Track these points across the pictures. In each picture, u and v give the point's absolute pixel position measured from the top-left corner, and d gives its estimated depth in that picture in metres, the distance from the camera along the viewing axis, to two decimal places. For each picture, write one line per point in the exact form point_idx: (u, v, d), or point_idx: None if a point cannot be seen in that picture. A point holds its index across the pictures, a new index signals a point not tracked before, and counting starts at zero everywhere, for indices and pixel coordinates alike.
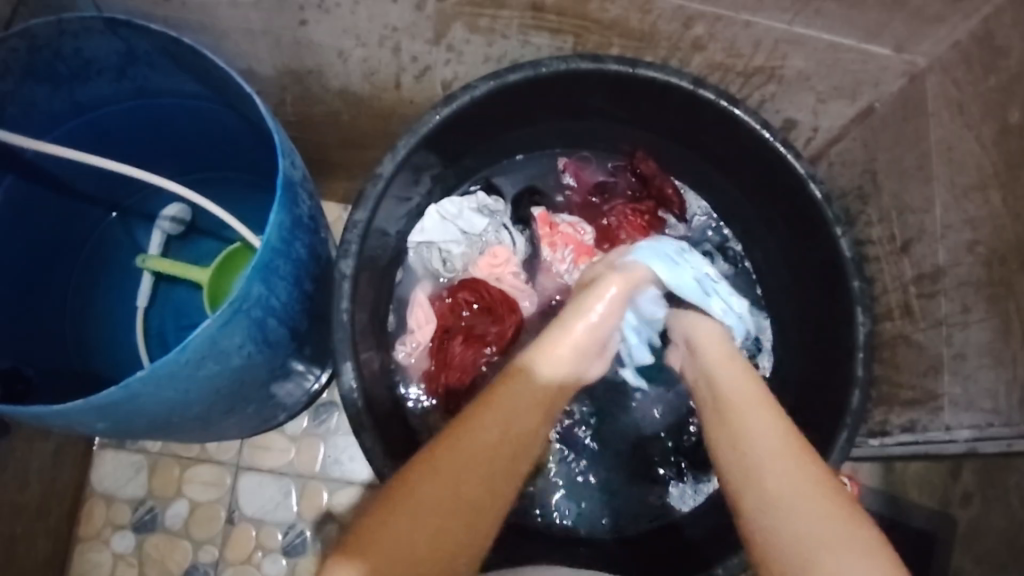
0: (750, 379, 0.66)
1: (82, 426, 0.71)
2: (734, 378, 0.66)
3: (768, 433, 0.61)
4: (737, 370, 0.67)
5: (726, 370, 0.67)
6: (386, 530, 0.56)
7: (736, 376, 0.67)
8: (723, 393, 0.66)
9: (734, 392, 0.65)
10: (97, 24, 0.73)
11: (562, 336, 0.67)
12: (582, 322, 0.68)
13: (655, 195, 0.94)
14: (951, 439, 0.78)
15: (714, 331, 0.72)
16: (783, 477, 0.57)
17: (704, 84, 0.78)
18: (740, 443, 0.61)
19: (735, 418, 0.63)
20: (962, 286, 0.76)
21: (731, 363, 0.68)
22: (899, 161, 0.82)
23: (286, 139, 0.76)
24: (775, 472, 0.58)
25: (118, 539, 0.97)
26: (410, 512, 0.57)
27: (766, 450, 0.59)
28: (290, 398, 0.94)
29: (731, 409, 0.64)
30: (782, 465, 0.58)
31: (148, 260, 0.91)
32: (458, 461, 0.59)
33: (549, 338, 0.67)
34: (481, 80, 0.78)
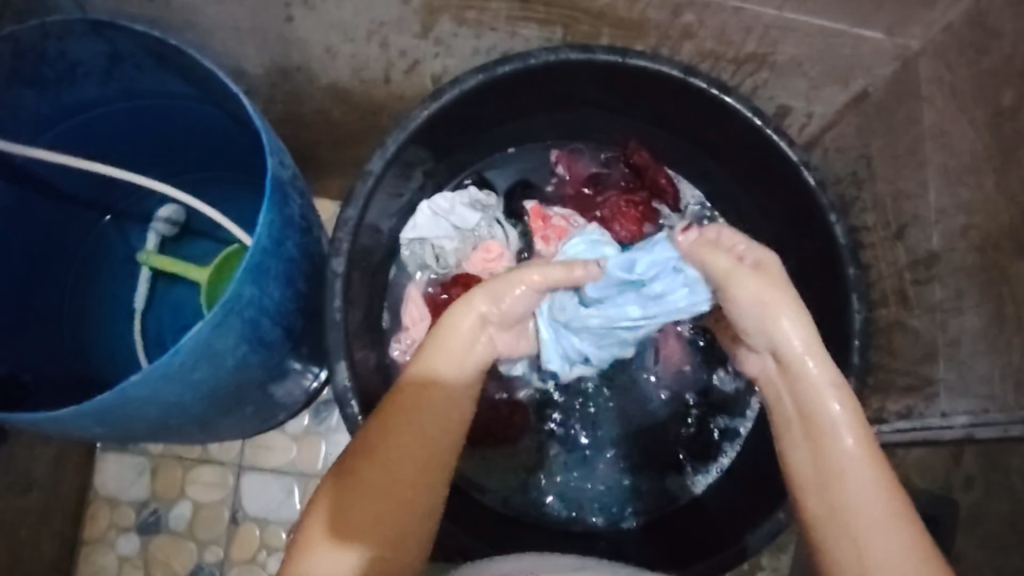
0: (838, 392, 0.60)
1: (79, 430, 0.71)
2: (824, 387, 0.60)
3: (866, 477, 0.55)
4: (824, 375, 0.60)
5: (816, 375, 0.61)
6: (357, 508, 0.56)
7: (825, 384, 0.60)
8: (810, 408, 0.60)
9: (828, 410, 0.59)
10: (81, 26, 0.72)
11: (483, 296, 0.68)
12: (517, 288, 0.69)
13: (649, 185, 0.93)
14: (947, 425, 0.78)
15: (783, 306, 0.63)
16: (885, 534, 0.53)
17: (695, 72, 0.78)
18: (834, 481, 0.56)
19: (827, 445, 0.57)
20: (956, 271, 0.75)
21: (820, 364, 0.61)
22: (893, 146, 0.81)
23: (274, 138, 0.76)
24: (877, 526, 0.53)
25: (123, 541, 0.98)
26: (377, 493, 0.57)
27: (868, 495, 0.54)
28: (289, 397, 0.94)
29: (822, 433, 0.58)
30: (887, 521, 0.53)
31: (150, 255, 0.93)
32: (410, 433, 0.59)
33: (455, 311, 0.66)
34: (470, 73, 0.77)
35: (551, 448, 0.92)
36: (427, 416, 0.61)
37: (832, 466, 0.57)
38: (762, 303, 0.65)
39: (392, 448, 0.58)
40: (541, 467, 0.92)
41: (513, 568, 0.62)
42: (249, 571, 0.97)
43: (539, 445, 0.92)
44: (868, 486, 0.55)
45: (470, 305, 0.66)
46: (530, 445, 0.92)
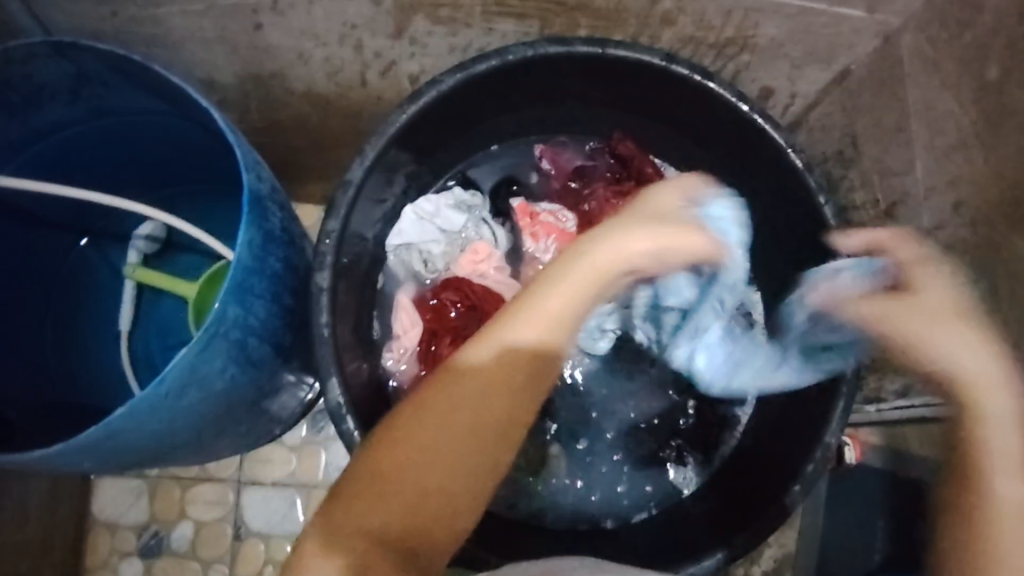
0: (1011, 390, 0.59)
1: (70, 465, 0.70)
2: (996, 382, 0.59)
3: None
4: (995, 380, 0.59)
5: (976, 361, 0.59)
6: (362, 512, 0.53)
7: (1005, 387, 0.59)
8: (988, 409, 0.59)
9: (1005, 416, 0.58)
10: (43, 47, 0.70)
11: (607, 245, 0.57)
12: (639, 240, 0.57)
13: (635, 176, 0.91)
14: (944, 401, 0.80)
15: (948, 324, 0.61)
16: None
17: (676, 59, 0.76)
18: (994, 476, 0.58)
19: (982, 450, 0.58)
20: (949, 249, 0.75)
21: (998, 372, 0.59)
22: (878, 124, 0.80)
23: (248, 152, 0.74)
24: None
25: (126, 566, 0.97)
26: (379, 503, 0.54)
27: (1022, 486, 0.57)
28: (284, 411, 0.93)
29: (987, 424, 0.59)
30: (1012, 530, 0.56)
31: (137, 270, 0.91)
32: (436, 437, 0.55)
33: (601, 244, 0.57)
34: (447, 73, 0.76)
35: (550, 448, 0.92)
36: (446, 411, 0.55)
37: (992, 465, 0.58)
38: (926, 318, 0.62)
39: (412, 449, 0.54)
40: (545, 467, 0.91)
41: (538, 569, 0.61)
42: None
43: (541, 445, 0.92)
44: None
45: (593, 254, 0.57)
46: (532, 446, 0.91)
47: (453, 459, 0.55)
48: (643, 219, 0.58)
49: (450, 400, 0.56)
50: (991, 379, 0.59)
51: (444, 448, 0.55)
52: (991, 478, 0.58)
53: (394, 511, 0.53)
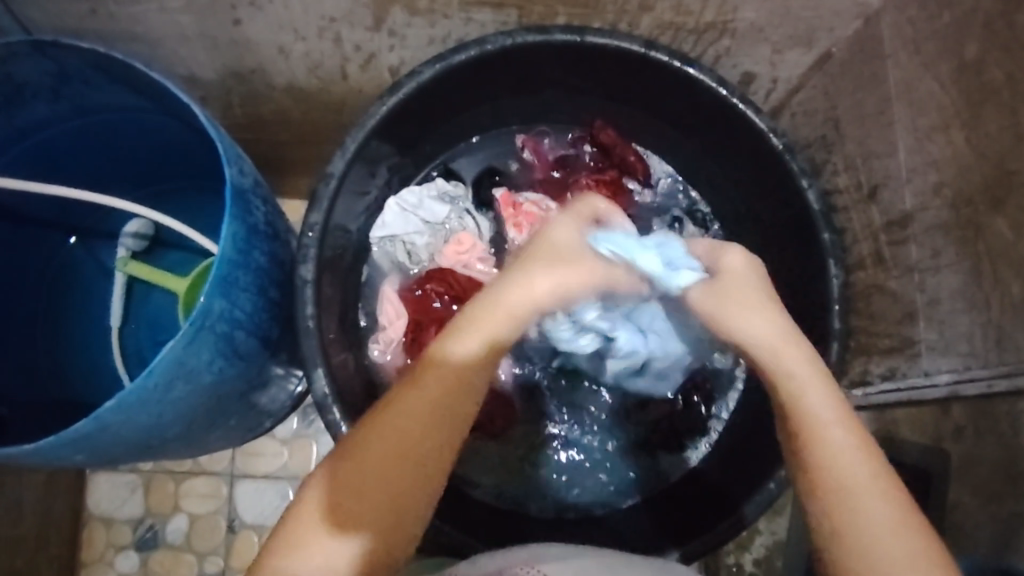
0: (823, 381, 0.56)
1: (60, 459, 0.70)
2: (809, 378, 0.56)
3: (860, 461, 0.54)
4: (811, 370, 0.57)
5: (785, 352, 0.57)
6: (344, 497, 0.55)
7: (805, 370, 0.57)
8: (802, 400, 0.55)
9: (816, 408, 0.55)
10: (23, 47, 0.70)
11: (515, 290, 0.59)
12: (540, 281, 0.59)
13: (617, 163, 0.93)
14: (932, 383, 0.79)
15: (748, 306, 0.59)
16: (874, 509, 0.53)
17: (655, 45, 0.76)
18: (822, 464, 0.54)
19: (816, 441, 0.54)
20: (931, 231, 0.74)
21: (795, 349, 0.57)
22: (859, 106, 0.79)
23: (230, 146, 0.74)
24: (873, 504, 0.53)
25: (122, 559, 0.98)
26: (356, 489, 0.55)
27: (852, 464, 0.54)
28: (274, 404, 0.93)
29: (810, 421, 0.55)
30: (874, 508, 0.53)
31: (129, 264, 0.91)
32: (400, 420, 0.56)
33: (500, 291, 0.59)
34: (426, 64, 0.76)
35: (538, 437, 0.92)
36: (401, 420, 0.56)
37: (824, 455, 0.54)
38: (718, 294, 0.61)
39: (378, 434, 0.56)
40: (533, 455, 0.92)
41: (509, 562, 0.62)
42: None
43: (527, 432, 0.92)
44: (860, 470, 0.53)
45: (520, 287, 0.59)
46: (518, 435, 0.92)
47: (404, 474, 0.55)
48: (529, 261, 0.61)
49: (419, 405, 0.56)
50: (797, 376, 0.56)
51: (399, 459, 0.55)
52: (817, 469, 0.54)
53: (353, 511, 0.55)
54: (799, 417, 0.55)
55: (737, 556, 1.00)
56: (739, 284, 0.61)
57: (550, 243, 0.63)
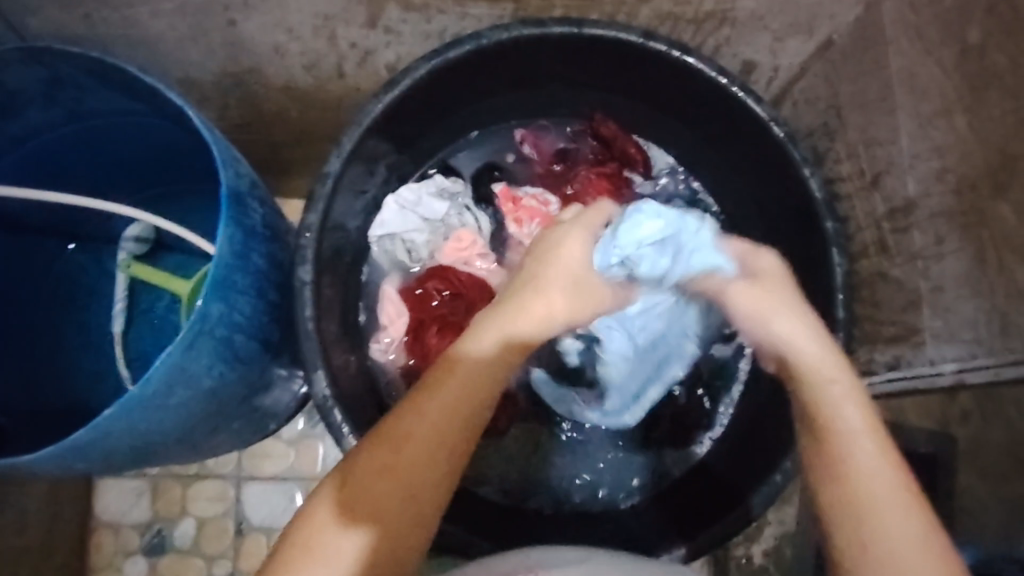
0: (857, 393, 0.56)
1: (63, 467, 0.70)
2: (841, 390, 0.56)
3: (888, 477, 0.53)
4: (845, 381, 0.56)
5: (818, 361, 0.57)
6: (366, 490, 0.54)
7: (839, 381, 0.56)
8: (832, 407, 0.55)
9: (850, 420, 0.54)
10: (16, 53, 0.69)
11: (522, 308, 0.59)
12: (551, 291, 0.60)
13: (618, 156, 0.92)
14: (937, 372, 0.79)
15: (787, 311, 0.59)
16: (894, 516, 0.52)
17: (653, 36, 0.75)
18: (848, 476, 0.53)
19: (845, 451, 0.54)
20: (934, 217, 0.74)
21: (827, 357, 0.57)
22: (863, 93, 0.77)
23: (225, 149, 0.74)
24: (890, 508, 0.52)
25: (131, 565, 0.98)
26: (377, 481, 0.54)
27: (878, 472, 0.53)
28: (278, 405, 0.93)
29: (838, 436, 0.54)
30: (896, 518, 0.51)
31: (132, 265, 0.92)
32: (429, 417, 0.55)
33: (509, 312, 0.59)
34: (422, 60, 0.75)
35: (543, 433, 0.92)
36: (432, 417, 0.55)
37: (850, 465, 0.53)
38: (755, 301, 0.60)
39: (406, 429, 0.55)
40: (539, 451, 0.92)
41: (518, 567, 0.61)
42: None
43: (532, 429, 0.92)
44: (888, 484, 0.52)
45: (525, 304, 0.59)
46: (522, 431, 0.92)
47: (426, 471, 0.55)
48: (536, 263, 0.61)
49: (445, 398, 0.56)
50: (830, 389, 0.56)
51: (422, 458, 0.55)
52: (844, 478, 0.53)
53: (371, 505, 0.53)
54: (828, 423, 0.55)
55: (746, 547, 1.00)
56: (774, 285, 0.61)
57: (545, 248, 0.62)
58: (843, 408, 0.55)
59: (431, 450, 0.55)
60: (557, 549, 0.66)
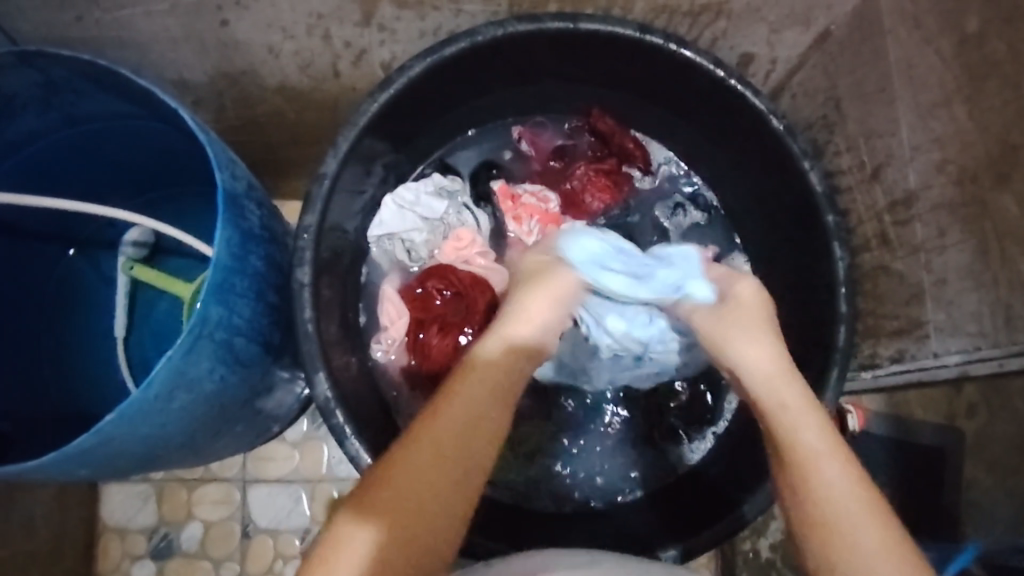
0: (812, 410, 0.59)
1: (65, 474, 0.70)
2: (798, 406, 0.60)
3: (848, 485, 0.54)
4: (800, 401, 0.60)
5: (779, 385, 0.61)
6: (390, 491, 0.55)
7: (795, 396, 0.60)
8: (789, 418, 0.59)
9: (808, 438, 0.57)
10: (9, 59, 0.69)
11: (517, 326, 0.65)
12: (534, 303, 0.66)
13: (617, 151, 0.92)
14: (940, 364, 0.79)
15: (748, 334, 0.64)
16: (854, 519, 0.53)
17: (650, 29, 0.74)
18: (810, 489, 0.55)
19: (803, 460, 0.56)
20: (937, 209, 0.73)
21: (786, 377, 0.61)
22: (861, 85, 0.77)
23: (220, 151, 0.74)
24: (846, 510, 0.54)
25: (138, 569, 0.98)
26: (399, 483, 0.56)
27: (836, 477, 0.55)
28: (281, 408, 0.93)
29: (796, 443, 0.57)
30: (857, 519, 0.53)
31: (135, 267, 0.91)
32: (450, 424, 0.58)
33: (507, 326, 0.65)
34: (416, 58, 0.74)
35: (546, 432, 0.92)
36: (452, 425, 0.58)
37: (810, 475, 0.55)
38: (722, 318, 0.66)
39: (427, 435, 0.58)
40: (543, 449, 0.92)
41: (523, 572, 0.62)
42: None
43: (535, 428, 0.92)
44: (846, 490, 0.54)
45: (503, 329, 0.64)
46: (525, 430, 0.92)
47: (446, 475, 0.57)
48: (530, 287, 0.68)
49: (466, 409, 0.59)
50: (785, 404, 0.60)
51: (444, 463, 0.57)
52: (808, 489, 0.55)
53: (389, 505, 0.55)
54: (785, 432, 0.58)
55: (753, 541, 0.99)
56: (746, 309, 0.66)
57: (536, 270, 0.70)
58: (798, 420, 0.58)
59: (451, 456, 0.57)
60: (559, 555, 0.65)
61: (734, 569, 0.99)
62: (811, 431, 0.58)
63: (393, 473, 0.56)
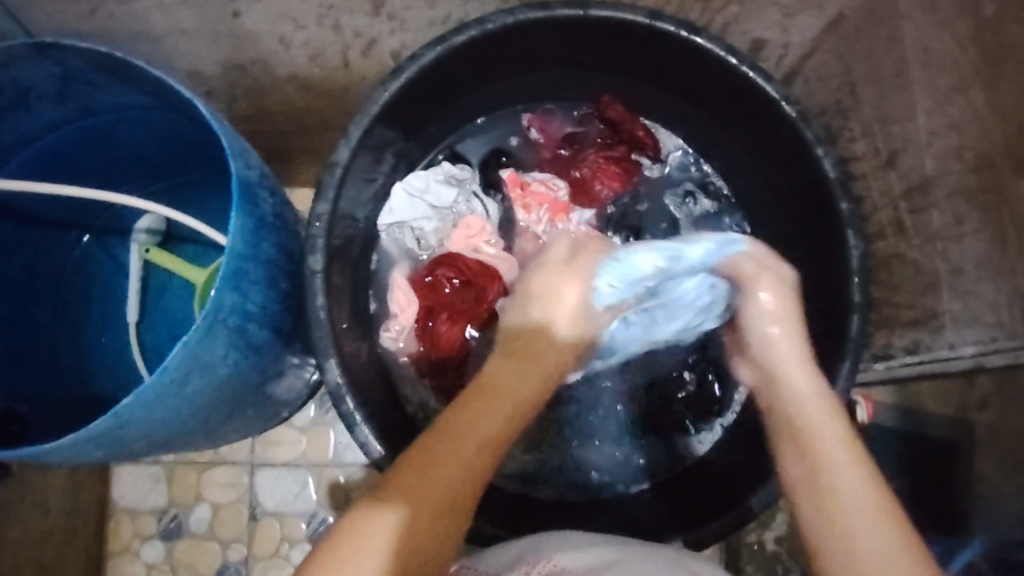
0: (836, 416, 0.59)
1: (80, 455, 0.71)
2: (822, 411, 0.59)
3: (866, 486, 0.53)
4: (828, 406, 0.60)
5: (808, 391, 0.61)
6: (411, 474, 0.54)
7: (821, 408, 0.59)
8: (816, 423, 0.58)
9: (831, 435, 0.57)
10: (24, 49, 0.70)
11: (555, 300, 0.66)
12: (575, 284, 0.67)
13: (627, 139, 0.91)
14: (955, 355, 0.79)
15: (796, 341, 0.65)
16: (871, 519, 0.51)
17: (661, 17, 0.73)
18: (830, 487, 0.54)
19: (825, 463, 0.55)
20: (953, 197, 0.72)
21: (811, 384, 0.62)
22: (875, 71, 0.73)
23: (234, 139, 0.74)
24: (862, 507, 0.52)
25: (148, 549, 0.99)
26: (420, 467, 0.54)
27: (855, 477, 0.54)
28: (291, 393, 0.94)
29: (819, 443, 0.57)
30: (876, 521, 0.51)
31: (151, 251, 0.95)
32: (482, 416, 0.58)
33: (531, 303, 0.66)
34: (427, 46, 0.74)
35: (554, 420, 0.91)
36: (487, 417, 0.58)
37: (831, 471, 0.55)
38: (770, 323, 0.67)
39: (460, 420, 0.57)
40: (550, 436, 0.91)
41: (521, 560, 0.62)
42: (274, 566, 0.99)
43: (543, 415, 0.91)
44: (865, 498, 0.53)
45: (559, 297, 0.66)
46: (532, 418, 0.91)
47: (468, 462, 0.55)
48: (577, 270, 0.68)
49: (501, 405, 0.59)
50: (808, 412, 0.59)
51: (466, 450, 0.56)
52: (825, 489, 0.54)
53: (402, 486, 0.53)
54: (810, 432, 0.58)
55: (758, 533, 0.98)
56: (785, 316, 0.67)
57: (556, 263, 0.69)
58: (824, 425, 0.58)
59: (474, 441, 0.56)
60: (556, 538, 0.66)
61: (739, 561, 0.98)
62: (835, 435, 0.57)
63: (417, 456, 0.55)
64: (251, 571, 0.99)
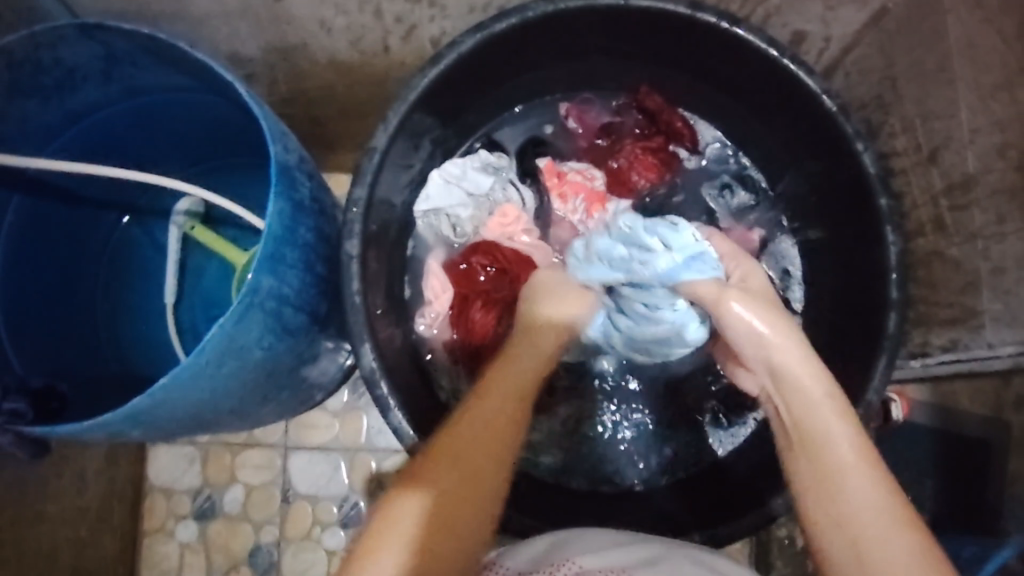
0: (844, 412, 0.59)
1: (119, 433, 0.72)
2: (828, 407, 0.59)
3: (875, 495, 0.54)
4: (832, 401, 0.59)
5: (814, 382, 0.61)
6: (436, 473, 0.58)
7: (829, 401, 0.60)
8: (825, 419, 0.59)
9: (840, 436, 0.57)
10: (70, 31, 0.70)
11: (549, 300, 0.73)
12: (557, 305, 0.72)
13: (664, 130, 0.91)
14: (994, 355, 0.78)
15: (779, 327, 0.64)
16: (879, 530, 0.53)
17: (702, 7, 0.73)
18: (835, 492, 0.55)
19: (832, 477, 0.56)
20: (994, 195, 0.71)
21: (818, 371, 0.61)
22: (918, 64, 0.74)
23: (275, 123, 0.75)
24: (868, 516, 0.53)
25: (183, 528, 1.01)
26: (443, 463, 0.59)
27: (863, 490, 0.54)
28: (325, 376, 0.95)
29: (828, 441, 0.57)
30: (882, 531, 0.52)
31: (196, 229, 0.95)
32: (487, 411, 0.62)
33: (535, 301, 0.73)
34: (466, 34, 0.74)
35: (587, 411, 0.92)
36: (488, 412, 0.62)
37: (835, 475, 0.56)
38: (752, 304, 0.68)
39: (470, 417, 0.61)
40: (584, 424, 0.92)
41: (551, 560, 0.62)
42: (305, 548, 1.00)
43: (572, 403, 0.92)
44: (877, 508, 0.53)
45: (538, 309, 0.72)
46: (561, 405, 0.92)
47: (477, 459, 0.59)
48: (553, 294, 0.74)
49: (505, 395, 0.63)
50: (815, 406, 0.59)
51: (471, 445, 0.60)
52: (832, 489, 0.55)
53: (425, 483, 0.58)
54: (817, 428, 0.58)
55: (789, 527, 0.99)
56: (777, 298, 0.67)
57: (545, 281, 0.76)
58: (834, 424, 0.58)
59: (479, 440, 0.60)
60: (592, 536, 0.66)
61: (768, 556, 0.99)
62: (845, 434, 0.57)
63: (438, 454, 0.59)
64: (283, 553, 1.00)
